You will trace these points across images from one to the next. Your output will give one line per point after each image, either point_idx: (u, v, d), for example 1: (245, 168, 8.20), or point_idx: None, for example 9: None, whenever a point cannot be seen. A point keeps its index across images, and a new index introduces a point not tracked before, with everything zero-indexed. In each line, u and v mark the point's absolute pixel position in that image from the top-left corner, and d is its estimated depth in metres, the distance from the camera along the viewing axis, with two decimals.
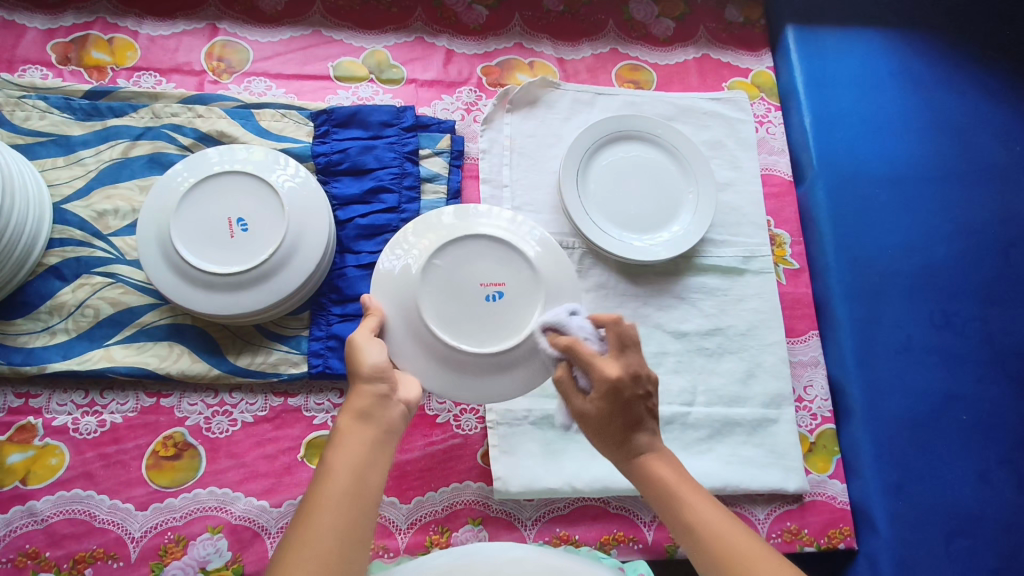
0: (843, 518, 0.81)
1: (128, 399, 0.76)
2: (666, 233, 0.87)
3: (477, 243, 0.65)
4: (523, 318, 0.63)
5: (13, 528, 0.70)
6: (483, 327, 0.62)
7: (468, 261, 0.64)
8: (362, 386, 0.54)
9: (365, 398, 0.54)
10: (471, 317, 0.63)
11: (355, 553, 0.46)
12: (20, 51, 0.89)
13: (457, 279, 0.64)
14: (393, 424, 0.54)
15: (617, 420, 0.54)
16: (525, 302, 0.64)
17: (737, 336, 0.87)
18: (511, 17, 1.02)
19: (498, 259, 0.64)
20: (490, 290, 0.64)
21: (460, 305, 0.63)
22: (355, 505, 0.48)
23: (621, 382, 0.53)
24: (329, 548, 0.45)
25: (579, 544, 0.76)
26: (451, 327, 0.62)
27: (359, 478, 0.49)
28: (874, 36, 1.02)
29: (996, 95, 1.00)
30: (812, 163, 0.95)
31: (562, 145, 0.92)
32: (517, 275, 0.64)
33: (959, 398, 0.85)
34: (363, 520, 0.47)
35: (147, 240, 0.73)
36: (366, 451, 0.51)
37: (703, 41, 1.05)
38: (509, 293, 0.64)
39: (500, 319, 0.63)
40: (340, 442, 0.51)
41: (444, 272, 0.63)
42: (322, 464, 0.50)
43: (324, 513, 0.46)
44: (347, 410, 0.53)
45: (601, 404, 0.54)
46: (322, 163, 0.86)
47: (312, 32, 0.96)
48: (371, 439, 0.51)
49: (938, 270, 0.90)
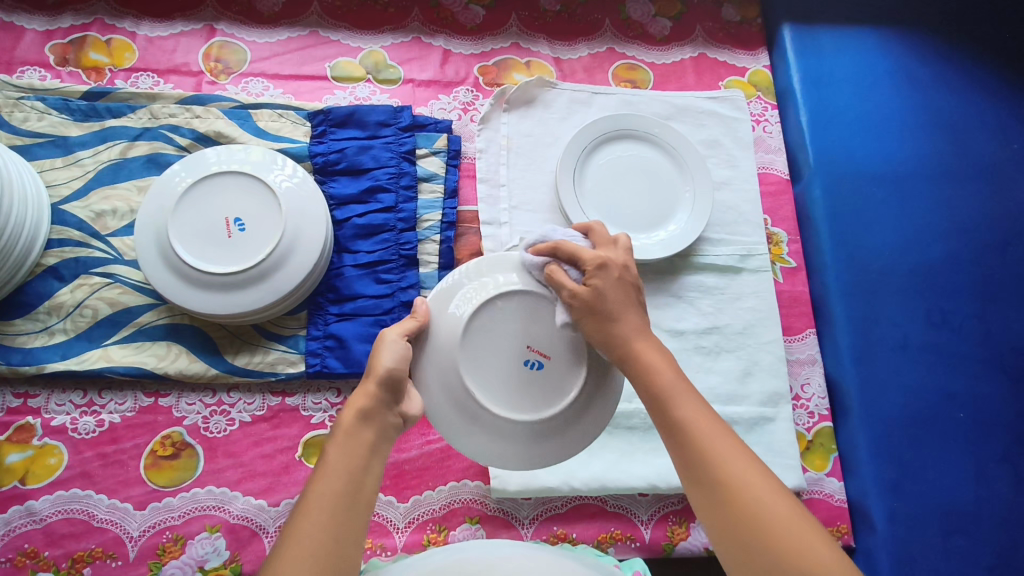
0: (841, 516, 0.81)
1: (127, 399, 0.76)
2: (663, 232, 0.87)
3: (546, 304, 0.58)
4: (555, 399, 0.59)
5: (12, 527, 0.70)
6: (516, 394, 0.59)
7: (530, 321, 0.58)
8: (373, 387, 0.54)
9: (369, 399, 0.53)
10: (506, 380, 0.59)
11: (349, 553, 0.46)
12: (18, 52, 0.89)
13: (504, 337, 0.58)
14: (392, 428, 0.54)
15: (611, 296, 0.55)
16: (562, 385, 0.59)
17: (734, 334, 0.87)
18: (508, 17, 1.02)
19: (553, 330, 0.58)
20: (533, 357, 0.59)
21: (500, 363, 0.59)
22: (351, 504, 0.48)
23: (612, 262, 0.57)
24: (325, 546, 0.45)
25: (577, 542, 0.76)
26: (481, 376, 0.58)
27: (356, 478, 0.49)
28: (871, 34, 1.03)
29: (992, 93, 1.00)
30: (808, 162, 0.95)
31: (558, 145, 0.92)
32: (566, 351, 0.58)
33: (956, 396, 0.85)
34: (358, 520, 0.48)
35: (144, 240, 0.74)
36: (365, 453, 0.51)
37: (699, 41, 1.05)
38: (553, 369, 0.58)
39: (534, 390, 0.59)
40: (339, 441, 0.51)
41: (492, 324, 0.58)
42: (319, 461, 0.50)
43: (320, 511, 0.47)
44: (349, 408, 0.53)
45: (598, 279, 0.55)
46: (320, 163, 0.86)
47: (309, 32, 0.97)
48: (371, 442, 0.52)
49: (935, 268, 0.91)
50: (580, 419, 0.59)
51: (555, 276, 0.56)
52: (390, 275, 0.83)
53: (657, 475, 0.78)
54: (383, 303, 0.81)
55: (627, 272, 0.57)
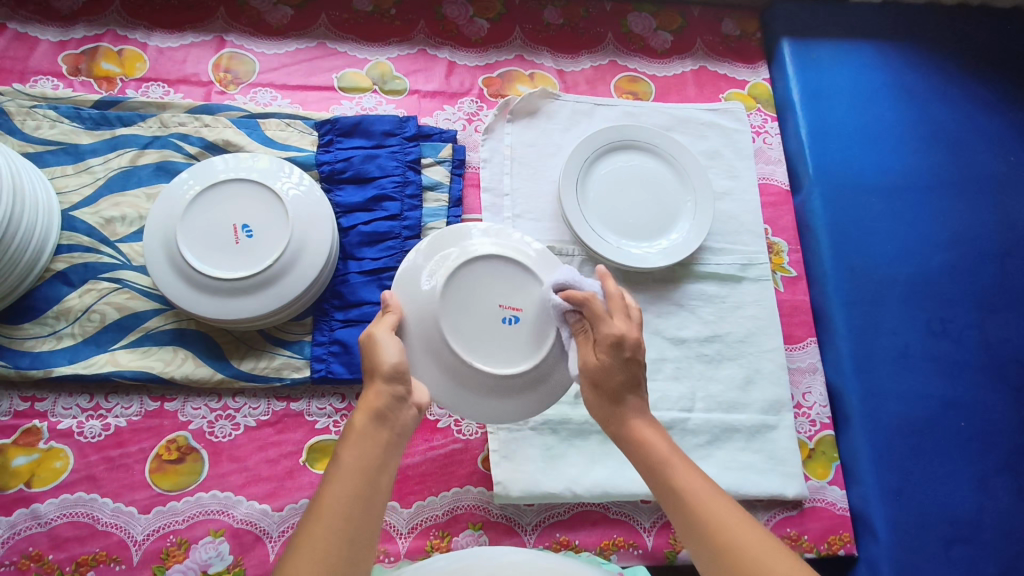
0: (842, 524, 0.81)
1: (133, 403, 0.77)
2: (665, 241, 0.89)
3: (501, 263, 0.65)
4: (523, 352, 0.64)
5: (17, 530, 0.70)
6: (489, 347, 0.63)
7: (489, 280, 0.64)
8: (382, 385, 0.54)
9: (382, 397, 0.54)
10: (484, 335, 0.64)
11: (361, 557, 0.47)
12: (31, 62, 0.91)
13: (479, 295, 0.64)
14: (403, 428, 0.54)
15: (617, 376, 0.57)
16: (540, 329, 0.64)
17: (735, 342, 0.88)
18: (512, 30, 1.04)
19: (520, 288, 0.65)
20: (506, 313, 0.64)
21: (474, 318, 0.64)
22: (364, 506, 0.48)
23: (627, 339, 0.56)
24: (338, 550, 0.46)
25: (579, 549, 0.76)
26: (466, 341, 0.63)
27: (370, 479, 0.50)
28: (868, 48, 1.04)
29: (989, 105, 1.02)
30: (808, 172, 0.96)
31: (561, 154, 0.93)
32: (538, 310, 0.64)
33: (956, 405, 0.85)
34: (371, 522, 0.48)
35: (153, 246, 0.75)
36: (379, 454, 0.51)
37: (700, 54, 1.07)
38: (525, 321, 0.64)
39: (508, 342, 0.64)
40: (351, 442, 0.51)
41: (462, 292, 0.64)
42: (332, 461, 0.51)
43: (335, 513, 0.47)
44: (362, 409, 0.53)
45: (606, 357, 0.57)
46: (326, 172, 0.87)
47: (317, 44, 0.99)
48: (387, 442, 0.52)
49: (934, 278, 0.92)
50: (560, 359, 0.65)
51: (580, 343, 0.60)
52: None
53: None
54: None
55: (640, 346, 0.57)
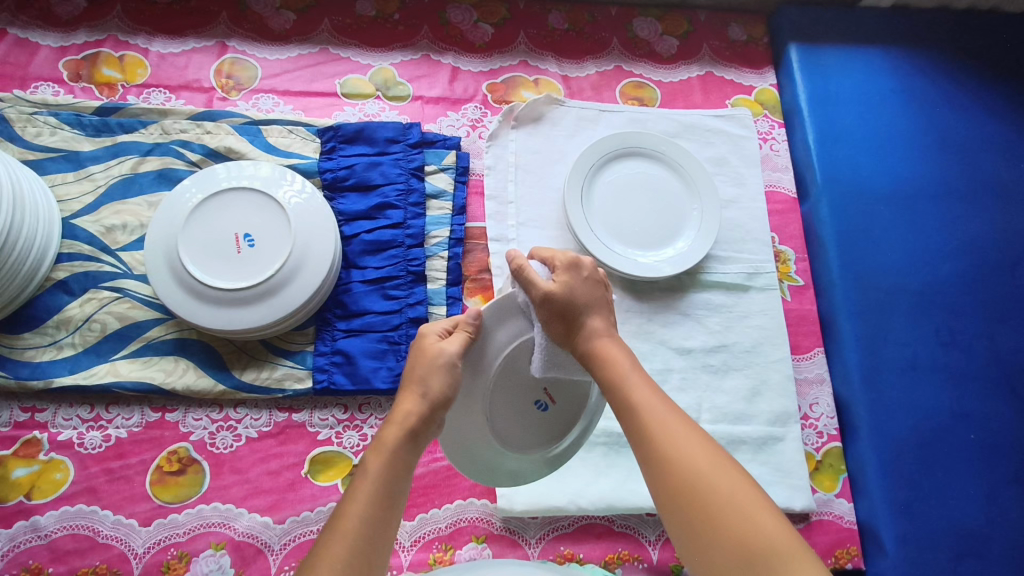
0: (850, 538, 0.80)
1: (133, 414, 0.76)
2: (671, 249, 0.88)
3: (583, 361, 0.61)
4: (542, 441, 0.63)
5: (16, 543, 0.69)
6: (513, 430, 0.61)
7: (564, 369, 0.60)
8: (424, 407, 0.52)
9: (417, 418, 0.52)
10: (514, 417, 0.61)
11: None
12: (32, 68, 0.90)
13: (526, 377, 0.60)
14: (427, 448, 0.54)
15: (575, 295, 0.58)
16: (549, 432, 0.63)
17: (742, 353, 0.87)
18: (516, 36, 1.03)
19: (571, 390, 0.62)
20: (541, 401, 0.61)
21: (511, 397, 0.60)
22: (379, 528, 0.48)
23: (581, 262, 0.60)
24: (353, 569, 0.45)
25: (584, 562, 0.76)
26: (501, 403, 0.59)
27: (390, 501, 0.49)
28: (877, 53, 1.03)
29: (998, 112, 1.01)
30: (816, 179, 0.95)
31: (566, 161, 0.92)
32: (569, 407, 0.63)
33: (965, 417, 0.84)
34: (382, 543, 0.48)
35: (155, 257, 0.74)
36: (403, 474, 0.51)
37: (706, 59, 1.06)
38: (556, 413, 0.62)
39: (527, 429, 0.62)
40: (379, 456, 0.51)
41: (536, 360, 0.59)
42: (358, 472, 0.50)
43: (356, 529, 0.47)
44: (395, 423, 0.52)
45: (564, 279, 0.58)
46: (329, 179, 0.86)
47: (320, 49, 0.98)
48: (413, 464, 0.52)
49: (943, 287, 0.90)
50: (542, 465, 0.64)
51: (525, 269, 0.57)
52: (398, 291, 0.83)
53: None
54: (391, 319, 0.81)
55: (596, 273, 0.61)
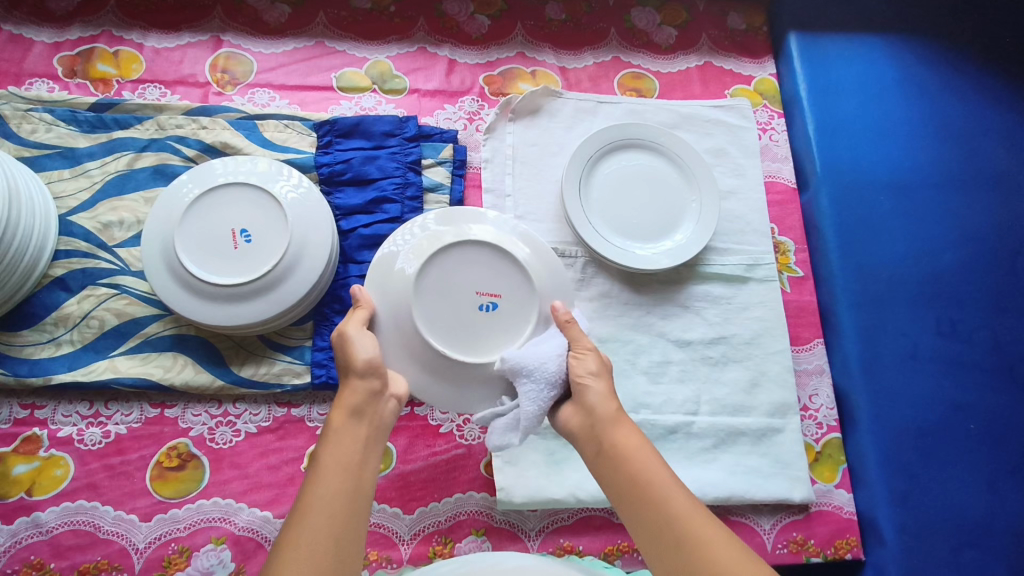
0: (850, 528, 0.80)
1: (132, 410, 0.76)
2: (669, 242, 0.87)
3: (479, 251, 0.66)
4: (506, 340, 0.65)
5: (18, 539, 0.70)
6: (469, 335, 0.65)
7: (464, 267, 0.66)
8: (355, 380, 0.57)
9: (357, 395, 0.56)
10: (457, 320, 0.65)
11: (350, 556, 0.48)
12: (27, 64, 0.90)
13: (449, 287, 0.65)
14: (382, 426, 0.56)
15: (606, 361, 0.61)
16: (512, 320, 0.65)
17: (741, 344, 0.86)
18: (513, 27, 1.02)
19: (502, 280, 0.66)
20: (484, 301, 0.65)
21: (450, 302, 0.65)
22: (349, 500, 0.50)
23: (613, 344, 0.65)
24: (324, 548, 0.47)
25: (583, 554, 0.76)
26: (438, 327, 0.64)
27: (350, 477, 0.51)
28: (877, 42, 1.02)
29: (1000, 100, 1.00)
30: (815, 170, 0.95)
31: (563, 154, 0.92)
32: (516, 299, 0.66)
33: (965, 407, 0.84)
34: (353, 522, 0.49)
35: (151, 252, 0.74)
36: (357, 451, 0.53)
37: (705, 49, 1.05)
38: (504, 306, 0.66)
39: (484, 327, 0.65)
40: (332, 441, 0.53)
41: (437, 273, 0.65)
42: (314, 463, 0.52)
43: (318, 511, 0.48)
44: (340, 407, 0.56)
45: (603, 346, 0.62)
46: (325, 174, 0.86)
47: (316, 43, 0.97)
48: (365, 437, 0.54)
49: (943, 277, 0.90)
50: None
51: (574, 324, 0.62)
52: None
53: None
54: None
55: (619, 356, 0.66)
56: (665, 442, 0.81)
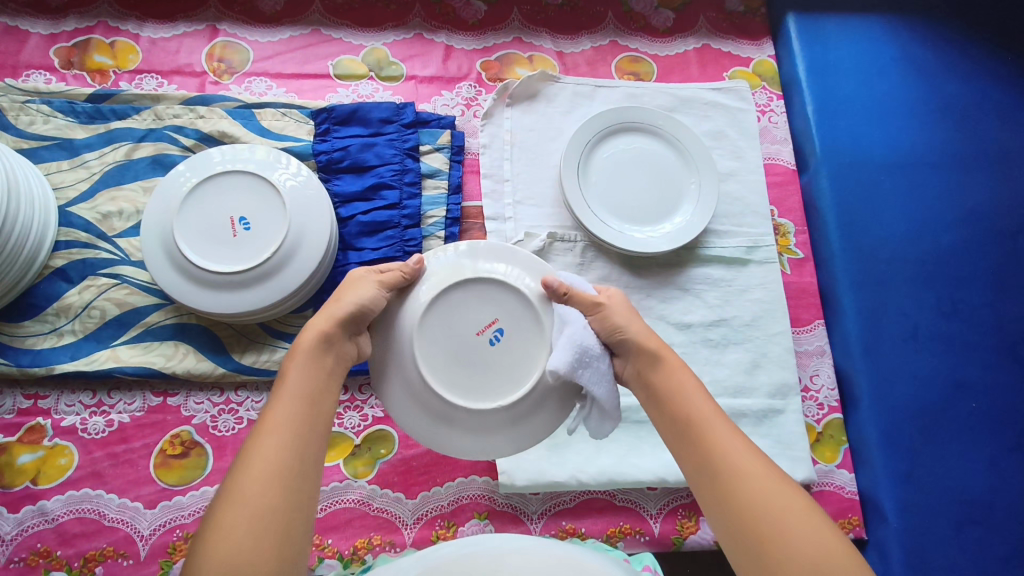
0: (851, 508, 0.81)
1: (135, 399, 0.77)
2: (669, 225, 0.87)
3: (489, 289, 0.63)
4: (531, 357, 0.62)
5: (24, 527, 0.70)
6: (478, 382, 0.61)
7: (474, 307, 0.62)
8: (338, 315, 0.57)
9: (332, 324, 0.57)
10: (465, 366, 0.61)
11: (311, 470, 0.49)
12: (23, 56, 0.90)
13: (457, 328, 0.62)
14: (344, 356, 0.58)
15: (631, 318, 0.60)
16: (522, 363, 0.62)
17: (742, 327, 0.86)
18: (509, 12, 1.02)
19: (513, 319, 0.62)
20: (489, 333, 0.62)
21: (455, 354, 0.61)
22: (310, 421, 0.51)
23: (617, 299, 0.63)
24: (288, 461, 0.48)
25: (585, 537, 0.76)
26: (444, 375, 0.61)
27: (313, 400, 0.53)
28: (877, 22, 1.02)
29: (1001, 78, 0.99)
30: (815, 151, 0.94)
31: (562, 138, 0.92)
32: (516, 314, 0.62)
33: (967, 386, 0.84)
34: (315, 440, 0.51)
35: (150, 241, 0.74)
36: (321, 376, 0.55)
37: (703, 32, 1.04)
38: (514, 346, 0.62)
39: (492, 372, 0.61)
40: (297, 365, 0.54)
41: (446, 314, 0.62)
42: (278, 384, 0.53)
43: (282, 428, 0.50)
44: (309, 332, 0.56)
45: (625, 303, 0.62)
46: (323, 161, 0.86)
47: (312, 31, 0.97)
48: (328, 365, 0.56)
49: (944, 256, 0.90)
50: (538, 408, 0.62)
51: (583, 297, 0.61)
52: None
53: (666, 469, 0.78)
54: None
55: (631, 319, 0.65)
56: None
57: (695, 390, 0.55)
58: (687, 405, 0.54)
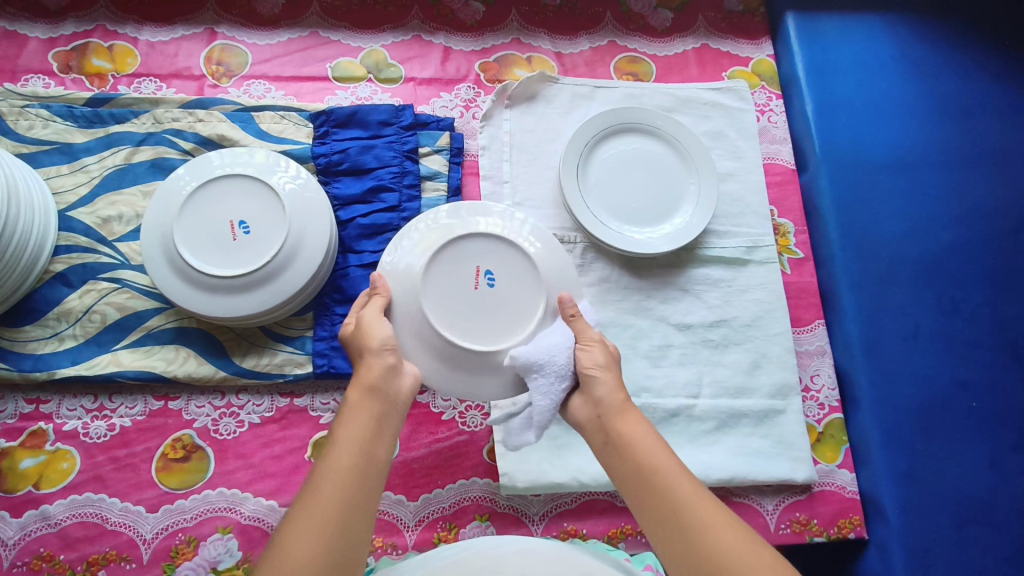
0: (852, 508, 0.81)
1: (137, 403, 0.77)
2: (668, 225, 0.87)
3: (494, 242, 0.65)
4: (531, 303, 0.63)
5: (27, 531, 0.71)
6: (478, 324, 0.62)
7: (478, 255, 0.64)
8: (372, 359, 0.57)
9: (376, 372, 0.56)
10: (466, 308, 0.63)
11: (358, 531, 0.48)
12: (22, 60, 0.90)
13: (460, 273, 0.64)
14: (398, 404, 0.56)
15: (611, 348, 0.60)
16: (521, 310, 0.63)
17: (742, 327, 0.86)
18: (508, 13, 1.02)
19: (515, 270, 0.64)
20: (482, 280, 0.64)
21: (457, 298, 0.63)
22: (360, 477, 0.50)
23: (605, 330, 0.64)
24: (335, 522, 0.47)
25: (587, 538, 0.76)
26: (446, 315, 0.62)
27: (365, 453, 0.52)
28: (876, 21, 1.01)
29: (1001, 76, 0.99)
30: (814, 150, 0.94)
31: (561, 139, 0.92)
32: (518, 267, 0.64)
33: (967, 385, 0.84)
34: (364, 497, 0.50)
35: (151, 245, 0.74)
36: (371, 429, 0.53)
37: (702, 31, 1.04)
38: (515, 296, 0.64)
39: (492, 317, 0.63)
40: (347, 418, 0.54)
41: (451, 259, 0.64)
42: (330, 438, 0.53)
43: (330, 485, 0.49)
44: (358, 383, 0.56)
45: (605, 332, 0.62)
46: (323, 164, 0.86)
47: (310, 33, 0.97)
48: (378, 414, 0.54)
49: (944, 255, 0.90)
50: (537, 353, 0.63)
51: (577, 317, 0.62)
52: None
53: None
54: None
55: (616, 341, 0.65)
56: (668, 425, 0.81)
57: (652, 437, 0.54)
58: (646, 454, 0.53)
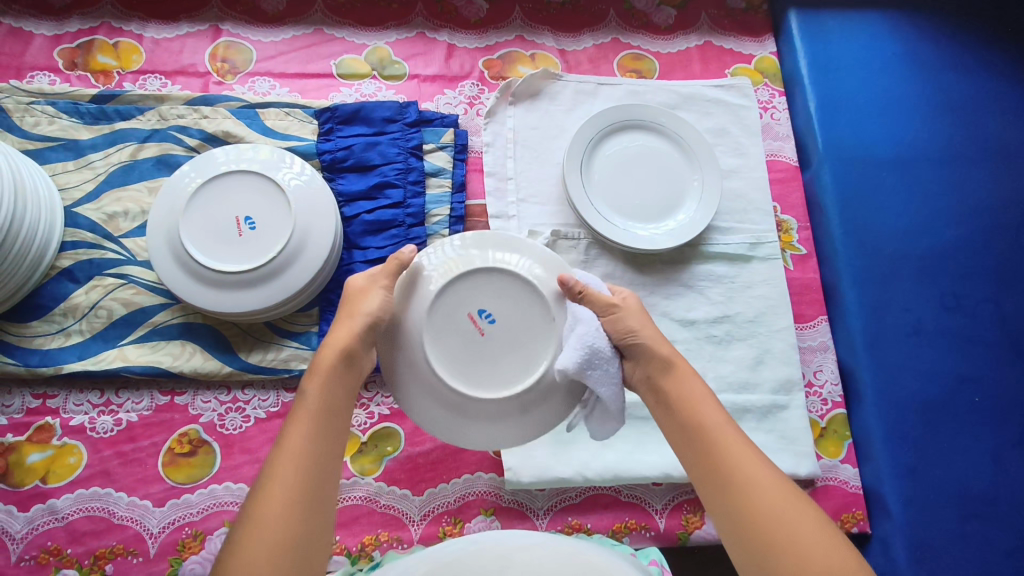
0: (856, 502, 0.81)
1: (143, 398, 0.77)
2: (672, 222, 0.87)
3: (507, 281, 0.61)
4: (536, 353, 0.60)
5: (34, 525, 0.71)
6: (476, 368, 0.60)
7: (488, 294, 0.61)
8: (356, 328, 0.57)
9: (353, 338, 0.57)
10: (467, 350, 0.60)
11: (325, 492, 0.50)
12: (27, 57, 0.90)
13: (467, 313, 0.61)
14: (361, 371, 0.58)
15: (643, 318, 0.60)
16: (523, 359, 0.60)
17: (745, 323, 0.87)
18: (511, 10, 1.02)
19: (525, 313, 0.61)
20: (484, 322, 0.61)
21: (460, 338, 0.60)
22: (327, 439, 0.52)
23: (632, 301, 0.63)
24: (304, 482, 0.49)
25: (591, 532, 0.77)
26: (446, 355, 0.60)
27: (331, 418, 0.53)
28: (878, 18, 1.02)
29: (1003, 73, 0.99)
30: (817, 147, 0.94)
31: (565, 136, 0.92)
32: (528, 312, 0.61)
33: (970, 380, 0.84)
34: (329, 459, 0.52)
35: (157, 241, 0.74)
36: (339, 395, 0.55)
37: (704, 29, 1.04)
38: (519, 342, 0.60)
39: (492, 364, 0.60)
40: (318, 381, 0.54)
41: (459, 297, 0.61)
42: (297, 399, 0.54)
43: (299, 446, 0.50)
44: (331, 347, 0.56)
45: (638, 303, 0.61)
46: (328, 161, 0.86)
47: (314, 30, 0.97)
48: (346, 381, 0.56)
49: (947, 251, 0.90)
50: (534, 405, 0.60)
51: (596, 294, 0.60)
52: None
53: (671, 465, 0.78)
54: None
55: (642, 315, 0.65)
56: None
57: (705, 396, 0.55)
58: (695, 411, 0.55)
